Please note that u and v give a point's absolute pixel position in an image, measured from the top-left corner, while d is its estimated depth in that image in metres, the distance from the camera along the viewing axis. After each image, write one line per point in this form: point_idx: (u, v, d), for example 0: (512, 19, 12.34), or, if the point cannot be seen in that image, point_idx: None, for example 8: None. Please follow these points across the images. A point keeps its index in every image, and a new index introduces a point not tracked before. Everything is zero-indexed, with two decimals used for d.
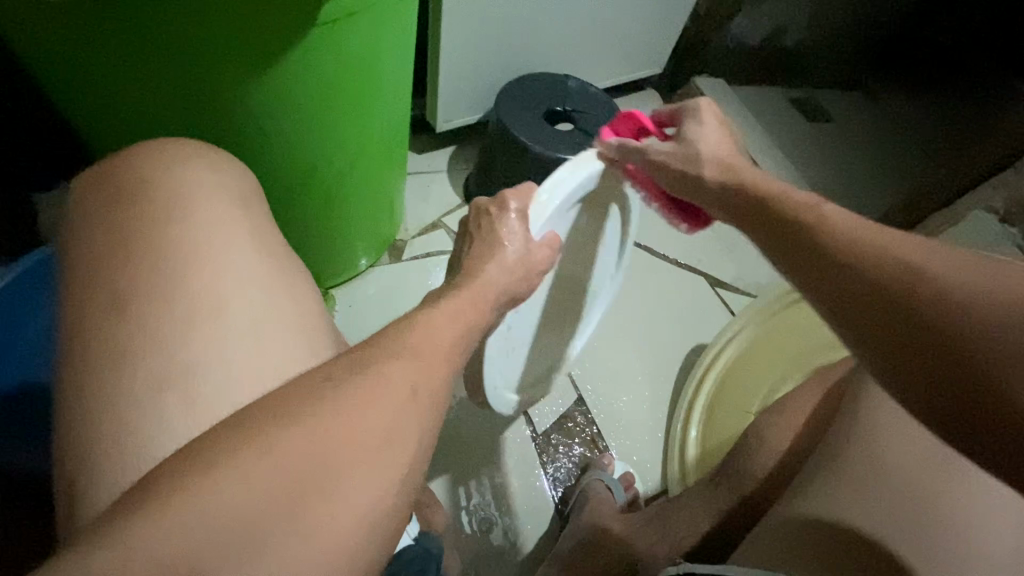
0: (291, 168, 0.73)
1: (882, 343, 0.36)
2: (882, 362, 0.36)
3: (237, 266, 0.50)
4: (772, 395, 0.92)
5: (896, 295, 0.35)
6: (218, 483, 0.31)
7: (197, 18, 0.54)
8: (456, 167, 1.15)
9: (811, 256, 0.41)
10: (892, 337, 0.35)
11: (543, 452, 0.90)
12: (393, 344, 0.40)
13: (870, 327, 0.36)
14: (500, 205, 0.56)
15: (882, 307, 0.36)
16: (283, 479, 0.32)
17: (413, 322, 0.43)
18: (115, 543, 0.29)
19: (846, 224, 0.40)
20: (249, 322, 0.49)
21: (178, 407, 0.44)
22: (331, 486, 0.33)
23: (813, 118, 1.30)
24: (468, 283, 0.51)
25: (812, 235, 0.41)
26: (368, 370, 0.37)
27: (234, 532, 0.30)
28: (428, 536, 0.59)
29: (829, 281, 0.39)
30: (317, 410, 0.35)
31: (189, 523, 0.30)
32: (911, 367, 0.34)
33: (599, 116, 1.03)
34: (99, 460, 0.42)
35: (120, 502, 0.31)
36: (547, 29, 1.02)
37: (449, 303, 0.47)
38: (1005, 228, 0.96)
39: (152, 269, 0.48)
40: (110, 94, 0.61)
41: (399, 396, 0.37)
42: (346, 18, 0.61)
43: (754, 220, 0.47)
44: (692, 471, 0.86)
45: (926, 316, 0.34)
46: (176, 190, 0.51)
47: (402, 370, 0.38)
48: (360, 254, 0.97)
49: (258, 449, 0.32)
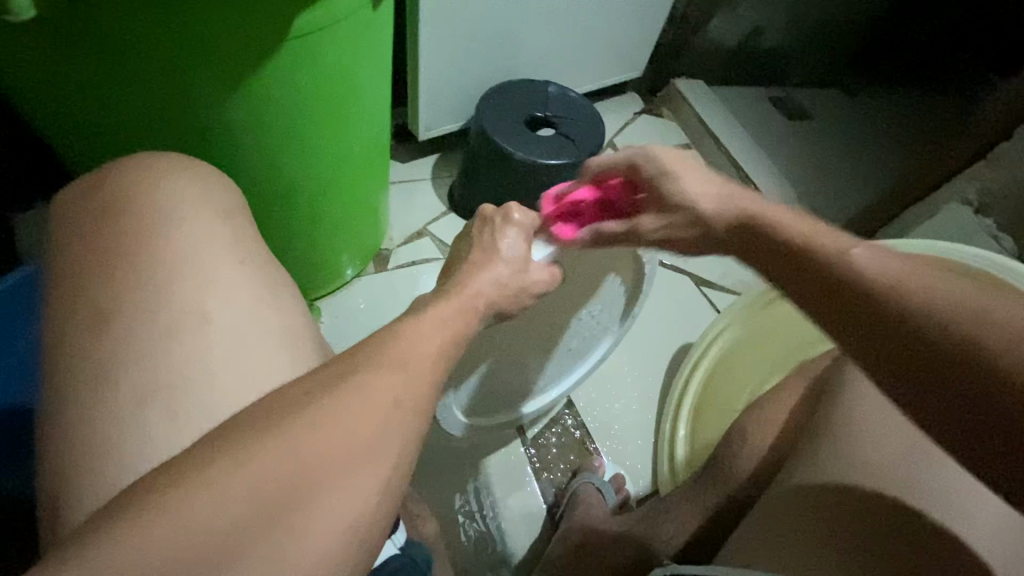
0: (272, 180, 0.73)
1: (903, 372, 0.35)
2: (869, 355, 0.37)
3: (216, 278, 0.50)
4: (757, 390, 0.94)
5: (897, 309, 0.36)
6: (192, 500, 0.31)
7: (168, 35, 0.54)
8: (441, 174, 1.15)
9: (826, 289, 0.40)
10: (900, 350, 0.35)
11: (535, 455, 0.90)
12: (374, 355, 0.40)
13: (882, 350, 0.36)
14: (504, 216, 0.59)
15: (877, 315, 0.37)
16: (262, 492, 0.32)
17: (396, 332, 0.43)
18: (95, 562, 0.29)
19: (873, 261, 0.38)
20: (231, 336, 0.49)
21: (161, 424, 0.44)
22: (306, 501, 0.33)
23: (791, 117, 1.31)
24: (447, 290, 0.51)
25: (826, 267, 0.40)
26: (349, 380, 0.37)
27: (215, 550, 0.30)
28: (415, 545, 0.58)
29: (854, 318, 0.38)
30: (298, 419, 0.35)
31: (169, 540, 0.30)
32: (918, 381, 0.35)
33: (581, 121, 1.04)
34: (80, 481, 0.42)
35: (95, 518, 0.31)
36: (526, 36, 1.02)
37: (433, 310, 0.46)
38: (979, 219, 0.97)
39: (132, 285, 0.48)
40: (83, 110, 0.61)
41: (380, 404, 0.37)
42: (322, 31, 0.61)
43: (756, 254, 0.46)
44: (681, 471, 0.86)
45: (936, 331, 0.34)
46: (154, 205, 0.51)
47: (382, 378, 0.38)
48: (346, 265, 0.97)
49: (233, 464, 0.32)
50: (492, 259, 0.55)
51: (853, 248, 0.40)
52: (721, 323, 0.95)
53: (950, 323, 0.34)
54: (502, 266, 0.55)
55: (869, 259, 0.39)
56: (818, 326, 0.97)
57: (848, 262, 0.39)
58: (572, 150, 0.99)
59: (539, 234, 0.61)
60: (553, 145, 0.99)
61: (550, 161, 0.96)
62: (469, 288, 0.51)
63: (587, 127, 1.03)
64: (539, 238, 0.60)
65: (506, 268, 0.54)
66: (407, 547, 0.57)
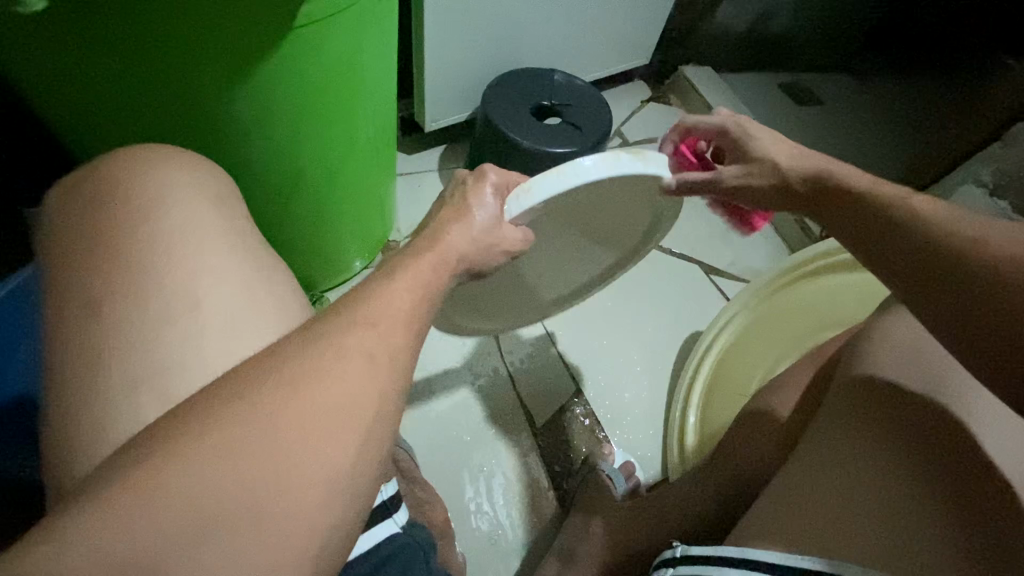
0: (280, 171, 0.74)
1: (941, 308, 0.42)
2: (914, 288, 0.45)
3: (214, 265, 0.51)
4: (770, 372, 0.92)
5: (943, 251, 0.43)
6: (177, 484, 0.30)
7: (175, 25, 0.54)
8: (447, 165, 1.15)
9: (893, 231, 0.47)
10: (942, 284, 0.42)
11: (542, 444, 0.90)
12: (355, 316, 0.37)
13: (920, 281, 0.44)
14: (476, 176, 0.53)
15: (926, 257, 0.44)
16: (254, 463, 0.31)
17: (369, 288, 0.39)
18: (91, 526, 0.28)
19: (937, 210, 0.46)
20: (226, 324, 0.49)
21: (155, 408, 0.45)
22: (299, 491, 0.32)
23: (802, 101, 1.30)
24: (423, 241, 0.47)
25: (901, 216, 0.47)
26: (328, 342, 0.35)
27: (208, 521, 0.30)
28: (417, 527, 0.58)
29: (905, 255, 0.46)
30: (279, 384, 0.33)
31: (163, 508, 0.29)
32: (949, 299, 0.42)
33: (588, 110, 1.03)
34: (86, 457, 0.43)
35: (90, 482, 0.31)
36: (532, 25, 1.02)
37: (417, 268, 0.43)
38: (994, 202, 0.94)
39: (137, 267, 0.48)
40: (90, 99, 0.61)
41: (353, 366, 0.35)
42: (327, 20, 0.61)
43: (834, 207, 0.55)
44: (691, 456, 0.86)
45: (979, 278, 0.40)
46: (163, 189, 0.52)
47: (355, 339, 0.36)
48: (353, 256, 0.97)
49: (217, 448, 0.31)
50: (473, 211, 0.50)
51: (918, 199, 0.48)
52: (731, 310, 0.95)
53: (985, 265, 0.40)
54: (486, 228, 0.50)
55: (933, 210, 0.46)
56: (829, 311, 0.96)
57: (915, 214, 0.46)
58: (579, 138, 0.98)
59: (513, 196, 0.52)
60: (560, 133, 0.98)
61: (557, 150, 0.95)
62: (449, 242, 0.47)
63: (594, 115, 1.02)
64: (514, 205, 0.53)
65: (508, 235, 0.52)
66: (410, 528, 0.56)
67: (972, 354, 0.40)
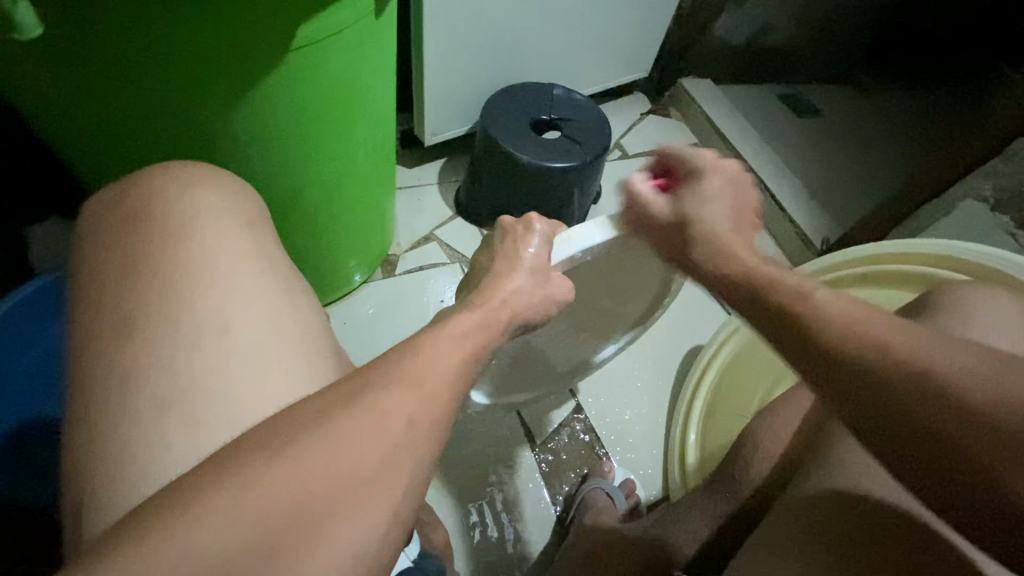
0: (281, 186, 0.73)
1: (883, 440, 0.37)
2: (873, 436, 0.38)
3: (234, 285, 0.50)
4: (769, 395, 0.92)
5: (887, 385, 0.37)
6: (200, 523, 0.31)
7: (175, 48, 0.54)
8: (448, 179, 1.16)
9: (819, 359, 0.40)
10: (860, 405, 0.38)
11: (543, 461, 0.90)
12: (388, 371, 0.39)
13: (884, 429, 0.37)
14: (524, 225, 0.57)
15: (873, 396, 0.37)
16: (276, 510, 0.32)
17: (410, 344, 0.42)
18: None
19: (843, 314, 0.40)
20: (251, 346, 0.49)
21: (181, 430, 0.44)
22: (316, 527, 0.32)
23: (799, 113, 1.32)
24: (469, 300, 0.51)
25: (811, 329, 0.40)
26: (367, 395, 0.37)
27: (234, 564, 0.30)
28: (428, 557, 0.57)
29: (850, 391, 0.38)
30: (314, 438, 0.34)
31: (191, 548, 0.30)
32: (909, 452, 0.36)
33: (587, 123, 1.03)
34: (95, 492, 0.42)
35: (111, 531, 0.31)
36: (531, 39, 1.02)
37: (450, 322, 0.45)
38: (994, 216, 0.96)
39: (153, 294, 0.48)
40: (95, 124, 0.61)
41: (394, 424, 0.36)
42: (325, 40, 0.61)
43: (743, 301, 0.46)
44: (693, 476, 0.85)
45: (901, 400, 0.36)
46: (173, 214, 0.52)
47: (399, 397, 0.37)
48: (354, 270, 0.97)
49: (239, 485, 0.32)
50: (513, 265, 0.54)
51: (817, 292, 0.42)
52: (731, 326, 0.94)
53: (922, 396, 0.36)
54: (522, 268, 0.54)
55: (831, 302, 0.41)
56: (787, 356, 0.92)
57: (822, 316, 0.40)
58: (578, 152, 0.98)
59: (556, 244, 0.59)
60: (559, 148, 0.98)
61: (556, 164, 0.95)
62: (480, 298, 0.51)
63: (593, 128, 1.02)
64: (554, 254, 0.59)
65: (531, 280, 0.54)
66: (421, 561, 0.56)
67: (933, 485, 0.36)
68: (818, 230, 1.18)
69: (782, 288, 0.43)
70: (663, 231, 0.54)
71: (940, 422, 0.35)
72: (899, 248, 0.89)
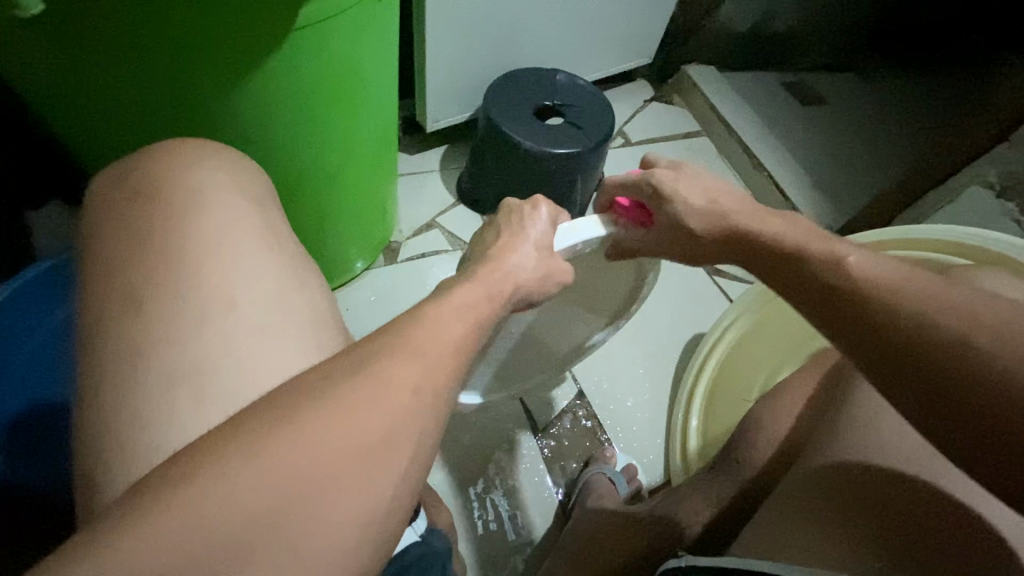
0: (282, 171, 0.73)
1: (905, 382, 0.38)
2: (883, 372, 0.39)
3: (234, 260, 0.50)
4: (772, 379, 0.92)
5: (904, 330, 0.38)
6: (199, 499, 0.31)
7: (176, 30, 0.54)
8: (450, 166, 1.15)
9: (851, 311, 0.41)
10: (875, 346, 0.39)
11: (545, 448, 0.90)
12: (390, 343, 0.38)
13: (895, 366, 0.38)
14: (532, 207, 0.58)
15: (889, 337, 0.39)
16: (275, 486, 0.32)
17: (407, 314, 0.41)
18: (118, 549, 0.29)
19: (872, 271, 0.42)
20: (259, 324, 0.48)
21: (178, 412, 0.43)
22: (315, 503, 0.32)
23: (805, 102, 1.30)
24: (472, 267, 0.50)
25: (838, 282, 0.43)
26: (369, 364, 0.37)
27: (238, 536, 0.30)
28: (434, 533, 0.58)
29: (872, 334, 0.40)
30: (312, 415, 0.34)
31: (202, 518, 0.30)
32: (925, 389, 0.37)
33: (589, 108, 1.02)
34: (97, 470, 0.42)
35: (114, 508, 0.31)
36: (534, 24, 1.01)
37: (455, 296, 0.45)
38: (1001, 203, 0.94)
39: (158, 271, 0.48)
40: (95, 106, 0.61)
41: (395, 392, 0.36)
42: (326, 20, 0.61)
43: (778, 270, 0.48)
44: (694, 462, 0.85)
45: (920, 340, 0.37)
46: (179, 191, 0.51)
47: (400, 367, 0.37)
48: (356, 257, 0.97)
49: (236, 461, 0.32)
50: (512, 244, 0.54)
51: (847, 257, 0.44)
52: (734, 312, 0.94)
53: (951, 336, 0.36)
54: (523, 248, 0.53)
55: (865, 266, 0.42)
56: (796, 347, 0.93)
57: (854, 272, 0.42)
58: (579, 138, 0.98)
59: (563, 231, 0.59)
60: (562, 134, 0.98)
61: (559, 150, 0.95)
62: (477, 266, 0.50)
63: (595, 115, 1.02)
64: (560, 242, 0.58)
65: (533, 260, 0.54)
66: (428, 534, 0.57)
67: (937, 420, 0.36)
68: (824, 216, 1.17)
69: (815, 259, 0.46)
70: (689, 239, 0.57)
71: (961, 363, 0.35)
72: (914, 232, 0.88)
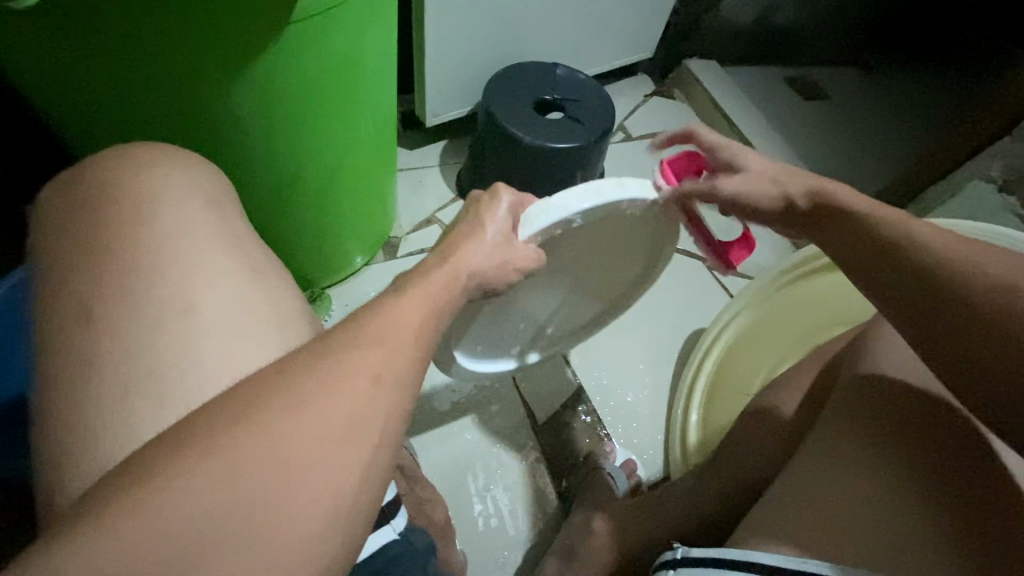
0: (278, 167, 0.73)
1: (937, 333, 0.43)
2: (920, 330, 0.44)
3: (210, 260, 0.51)
4: (774, 371, 0.91)
5: (942, 282, 0.43)
6: (172, 491, 0.30)
7: (172, 25, 0.54)
8: (448, 161, 1.15)
9: (895, 269, 0.46)
10: (912, 302, 0.45)
11: (543, 443, 0.90)
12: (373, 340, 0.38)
13: (933, 320, 0.44)
14: (492, 195, 0.57)
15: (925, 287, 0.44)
16: (250, 480, 0.32)
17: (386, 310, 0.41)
18: (90, 539, 0.29)
19: (919, 233, 0.46)
20: (219, 323, 0.48)
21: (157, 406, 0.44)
22: (289, 498, 0.32)
23: (810, 97, 1.29)
24: (463, 262, 0.50)
25: (886, 240, 0.47)
26: (353, 360, 0.37)
27: (211, 530, 0.30)
28: (417, 531, 0.57)
29: (913, 290, 0.45)
30: (293, 410, 0.34)
31: (169, 514, 0.30)
32: (952, 339, 0.42)
33: (591, 103, 1.02)
34: (75, 462, 0.42)
35: (90, 498, 0.31)
36: (534, 19, 1.01)
37: (433, 295, 0.45)
38: (1004, 198, 0.93)
39: (127, 269, 0.48)
40: (89, 99, 0.61)
41: (369, 389, 0.36)
42: (323, 14, 0.60)
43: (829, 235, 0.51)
44: (694, 455, 0.85)
45: (950, 294, 0.43)
46: (156, 188, 0.51)
47: (379, 364, 0.37)
48: (354, 252, 0.97)
49: (212, 453, 0.32)
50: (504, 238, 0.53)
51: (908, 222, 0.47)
52: (735, 307, 0.95)
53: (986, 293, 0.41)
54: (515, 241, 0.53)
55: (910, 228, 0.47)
56: (797, 338, 0.93)
57: (903, 234, 0.47)
58: (581, 132, 0.97)
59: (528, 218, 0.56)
60: (564, 128, 0.97)
61: (561, 145, 0.94)
62: (465, 260, 0.50)
63: (596, 110, 1.01)
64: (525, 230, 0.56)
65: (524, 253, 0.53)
66: (409, 533, 0.55)
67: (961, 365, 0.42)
68: None
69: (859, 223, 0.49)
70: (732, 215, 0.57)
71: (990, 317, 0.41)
72: None
